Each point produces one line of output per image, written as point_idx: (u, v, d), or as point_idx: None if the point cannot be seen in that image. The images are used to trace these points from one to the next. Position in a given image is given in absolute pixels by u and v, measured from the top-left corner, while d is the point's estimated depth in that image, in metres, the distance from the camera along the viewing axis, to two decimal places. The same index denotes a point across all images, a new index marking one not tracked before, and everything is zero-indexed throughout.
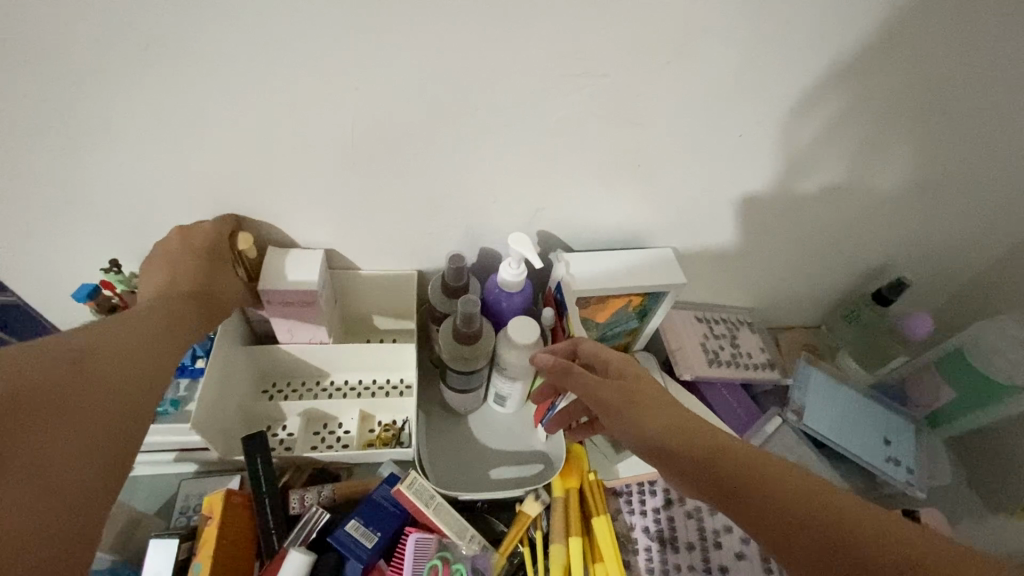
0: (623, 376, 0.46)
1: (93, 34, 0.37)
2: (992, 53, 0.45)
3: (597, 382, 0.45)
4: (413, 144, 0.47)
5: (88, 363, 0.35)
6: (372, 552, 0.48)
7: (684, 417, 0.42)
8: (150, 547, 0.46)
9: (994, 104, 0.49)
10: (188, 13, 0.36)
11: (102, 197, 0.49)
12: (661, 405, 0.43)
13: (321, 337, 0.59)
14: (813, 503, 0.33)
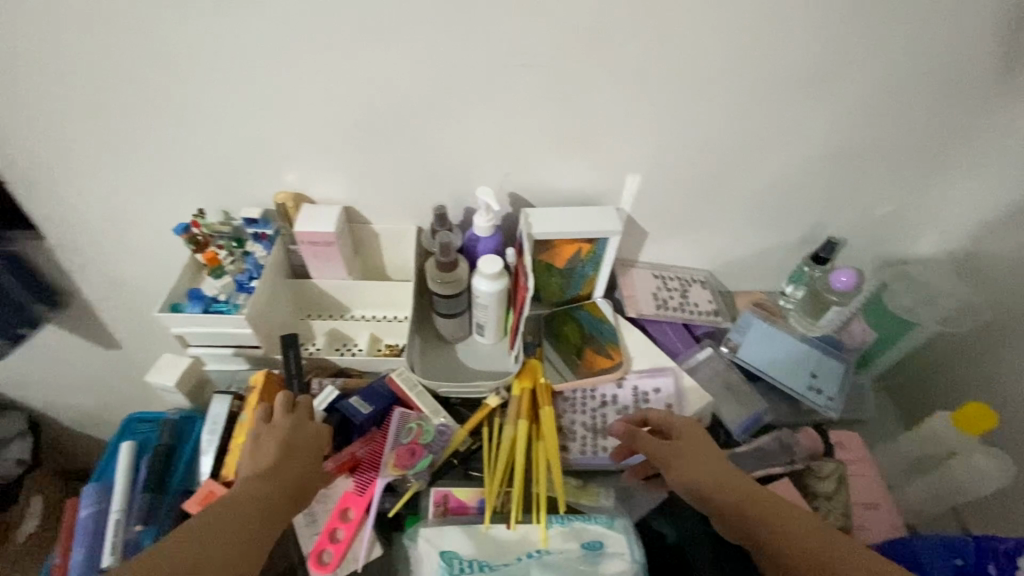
0: (708, 456, 0.56)
1: (212, 39, 0.58)
2: (839, 29, 0.59)
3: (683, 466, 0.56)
4: (408, 114, 0.66)
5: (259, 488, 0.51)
6: (366, 417, 0.65)
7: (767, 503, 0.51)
8: (213, 400, 0.64)
9: (859, 77, 0.63)
10: (272, 28, 0.58)
11: (195, 163, 0.70)
12: (743, 497, 0.52)
13: (341, 275, 0.77)
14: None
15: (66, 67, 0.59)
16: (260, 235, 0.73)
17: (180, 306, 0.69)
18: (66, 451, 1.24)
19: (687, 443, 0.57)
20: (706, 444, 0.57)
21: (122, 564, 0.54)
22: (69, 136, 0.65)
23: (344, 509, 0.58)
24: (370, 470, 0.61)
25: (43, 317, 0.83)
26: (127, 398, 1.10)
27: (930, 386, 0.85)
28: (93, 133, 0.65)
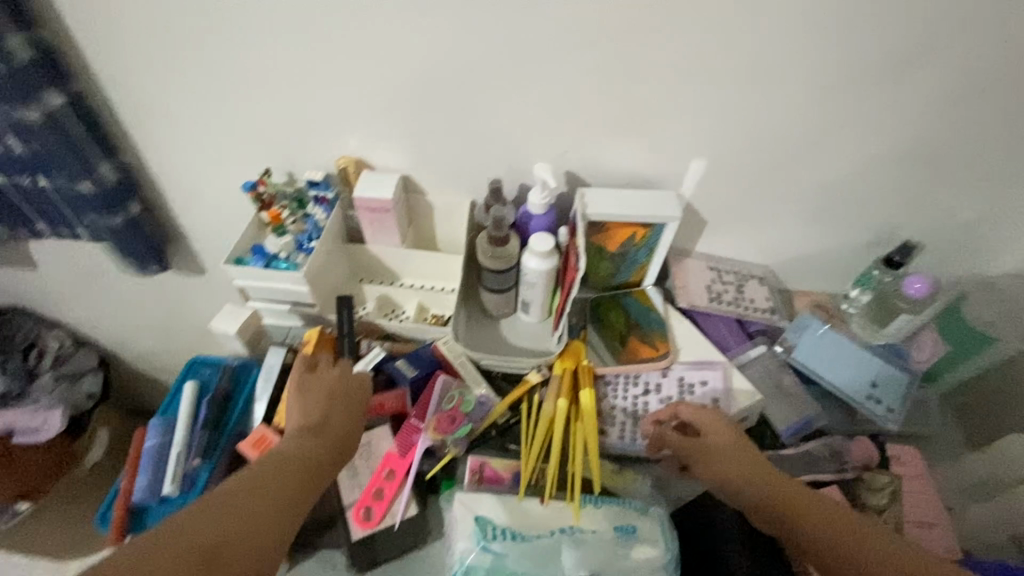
0: (751, 459, 0.54)
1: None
2: (941, 14, 0.55)
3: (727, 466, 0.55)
4: (471, 86, 0.66)
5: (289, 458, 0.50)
6: (411, 380, 0.67)
7: (819, 511, 0.50)
8: (269, 350, 0.67)
9: (957, 64, 0.58)
10: None
11: (262, 123, 0.72)
12: (791, 504, 0.51)
13: (394, 242, 0.79)
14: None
15: (156, 25, 0.63)
16: (321, 198, 0.76)
17: (244, 260, 0.72)
18: (131, 389, 1.34)
19: (716, 442, 0.57)
20: (734, 441, 0.56)
21: (181, 493, 0.59)
22: (150, 90, 0.69)
23: (387, 469, 0.61)
24: (411, 433, 0.63)
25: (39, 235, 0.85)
26: (188, 345, 1.17)
27: (996, 409, 0.80)
28: (177, 90, 0.69)
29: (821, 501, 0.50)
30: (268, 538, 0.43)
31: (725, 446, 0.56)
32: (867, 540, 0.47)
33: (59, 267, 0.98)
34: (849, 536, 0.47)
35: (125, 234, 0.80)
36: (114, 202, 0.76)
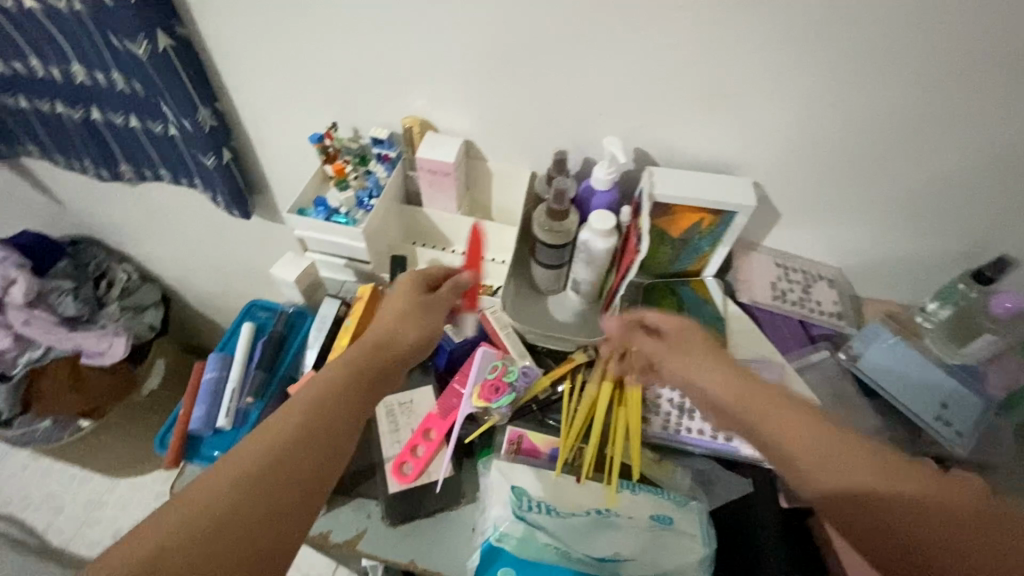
0: (734, 377, 0.55)
1: None
2: None
3: (715, 385, 0.56)
4: (546, 52, 0.63)
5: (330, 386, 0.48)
6: (456, 345, 0.67)
7: (808, 427, 0.50)
8: (324, 301, 0.69)
9: None
10: None
11: (331, 76, 0.73)
12: (780, 423, 0.51)
13: (451, 208, 0.79)
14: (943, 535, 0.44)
15: None
16: (383, 157, 0.75)
17: (306, 212, 0.73)
18: (192, 327, 1.42)
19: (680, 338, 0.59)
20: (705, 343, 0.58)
21: (233, 427, 0.62)
22: (229, 37, 0.71)
23: (427, 430, 0.61)
24: (453, 397, 0.63)
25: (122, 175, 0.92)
26: (244, 290, 1.22)
27: None
28: (254, 38, 0.70)
29: (804, 414, 0.51)
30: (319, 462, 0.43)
31: (706, 363, 0.57)
32: (856, 451, 0.48)
33: (135, 204, 1.04)
34: (837, 449, 0.49)
35: (216, 177, 0.83)
36: (209, 146, 0.79)
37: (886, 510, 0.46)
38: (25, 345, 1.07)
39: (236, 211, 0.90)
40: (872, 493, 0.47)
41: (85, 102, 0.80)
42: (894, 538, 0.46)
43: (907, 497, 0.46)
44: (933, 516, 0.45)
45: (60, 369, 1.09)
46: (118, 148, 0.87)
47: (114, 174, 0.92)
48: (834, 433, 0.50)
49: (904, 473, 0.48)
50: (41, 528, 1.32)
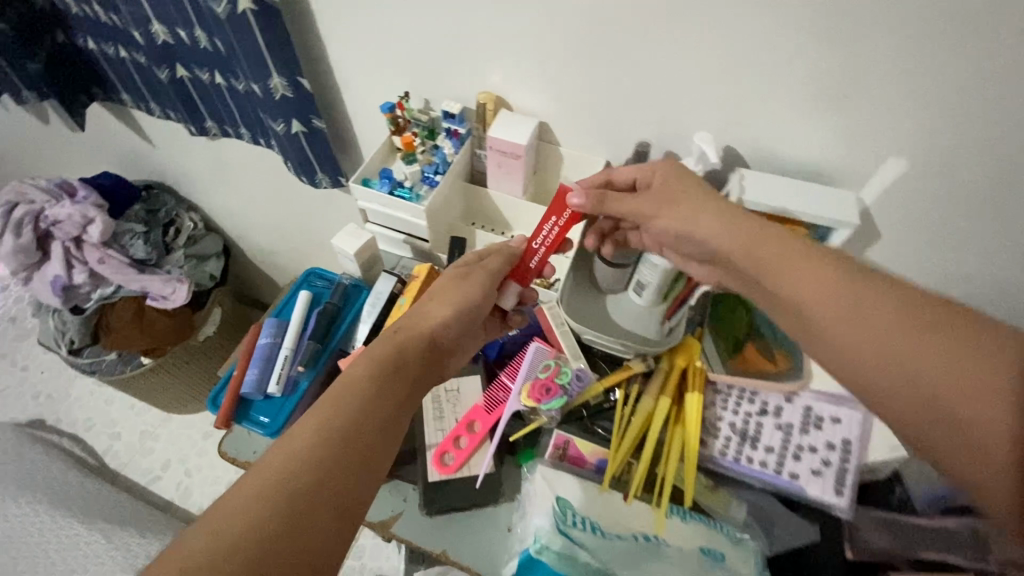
0: (745, 217, 0.52)
1: None
2: None
3: (707, 230, 0.53)
4: (643, 36, 0.58)
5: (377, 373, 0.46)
6: (511, 337, 0.65)
7: (818, 263, 0.47)
8: (380, 277, 0.68)
9: None
10: None
11: (409, 44, 0.70)
12: (784, 260, 0.49)
13: (516, 192, 0.75)
14: (934, 378, 0.40)
15: None
16: (453, 132, 0.73)
17: (370, 182, 0.71)
18: (251, 280, 1.46)
19: (659, 175, 0.56)
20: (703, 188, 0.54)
21: (282, 395, 0.62)
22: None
23: (471, 422, 0.60)
24: (502, 392, 0.61)
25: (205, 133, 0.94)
26: (301, 249, 1.24)
27: None
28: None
29: (835, 261, 0.47)
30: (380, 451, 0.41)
31: (709, 203, 0.53)
32: (873, 289, 0.44)
33: (207, 156, 1.06)
34: (847, 283, 0.45)
35: (285, 142, 0.82)
36: (280, 113, 0.77)
37: (883, 341, 0.42)
38: (98, 282, 1.13)
39: (303, 177, 0.89)
40: (878, 343, 0.42)
41: (170, 59, 0.82)
42: (881, 371, 0.42)
43: (918, 331, 0.41)
44: (938, 350, 0.40)
45: (127, 307, 1.14)
46: (202, 103, 0.88)
47: (200, 130, 0.94)
48: (856, 270, 0.46)
49: (925, 310, 0.42)
50: (101, 450, 1.43)
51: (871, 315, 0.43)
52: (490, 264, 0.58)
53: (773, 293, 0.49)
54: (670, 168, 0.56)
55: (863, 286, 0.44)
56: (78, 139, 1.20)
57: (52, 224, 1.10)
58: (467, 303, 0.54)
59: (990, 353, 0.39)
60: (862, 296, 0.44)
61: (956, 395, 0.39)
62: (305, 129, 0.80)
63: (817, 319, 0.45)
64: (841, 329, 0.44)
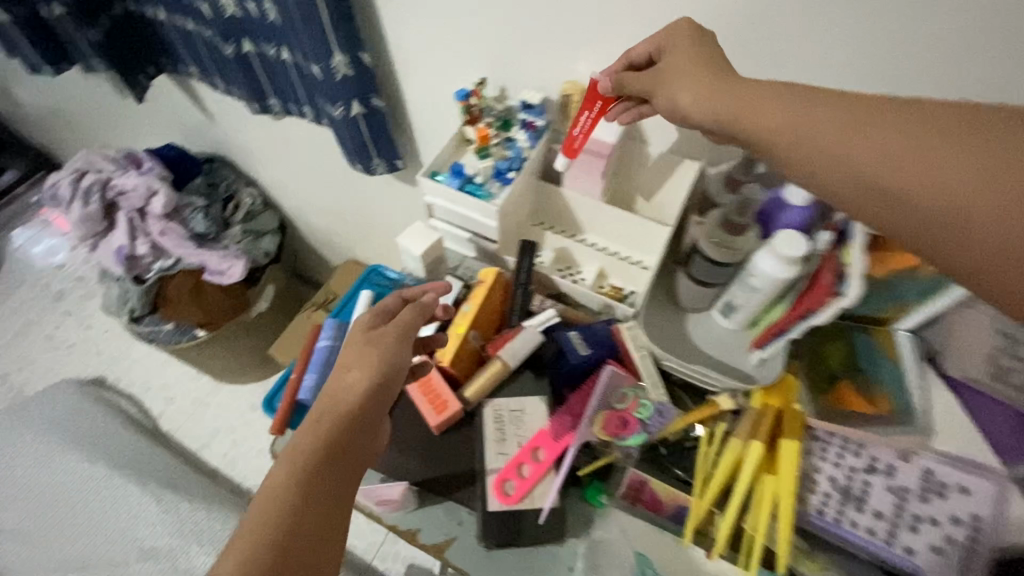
0: (723, 75, 0.45)
1: None
2: None
3: (687, 96, 0.47)
4: (770, 23, 0.50)
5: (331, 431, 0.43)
6: (580, 360, 0.58)
7: (802, 93, 0.40)
8: (447, 280, 0.65)
9: None
10: None
11: (488, 23, 0.63)
12: (760, 104, 0.41)
13: (594, 193, 0.68)
14: (932, 181, 0.33)
15: None
16: (528, 124, 0.67)
17: (439, 175, 0.66)
18: (302, 257, 1.46)
19: (678, 47, 0.49)
20: (692, 50, 0.48)
21: None
22: None
23: (535, 448, 0.54)
24: (570, 418, 0.56)
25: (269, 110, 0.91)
26: (355, 231, 1.22)
27: None
28: None
29: (830, 94, 0.39)
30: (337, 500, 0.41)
31: (695, 71, 0.47)
32: (867, 115, 0.37)
33: (268, 132, 1.03)
34: (828, 102, 0.39)
35: (342, 127, 0.79)
36: (338, 96, 0.73)
37: (831, 139, 0.37)
38: (160, 254, 1.13)
39: (358, 163, 0.85)
40: (905, 155, 0.35)
41: (238, 33, 0.78)
42: (902, 202, 0.35)
43: (928, 133, 0.34)
44: (858, 134, 0.36)
45: (185, 278, 1.14)
46: (268, 80, 0.84)
47: (263, 107, 0.91)
48: (854, 100, 0.38)
49: (938, 117, 0.35)
50: (155, 412, 1.47)
51: (832, 150, 0.37)
52: (403, 317, 0.52)
53: (765, 151, 0.41)
54: (687, 27, 0.49)
55: (828, 120, 0.38)
56: (146, 109, 1.21)
57: (118, 194, 1.11)
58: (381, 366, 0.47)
59: (998, 133, 0.33)
60: (801, 125, 0.39)
61: (966, 195, 0.32)
62: (364, 111, 0.76)
63: (821, 167, 0.38)
64: (856, 174, 0.36)
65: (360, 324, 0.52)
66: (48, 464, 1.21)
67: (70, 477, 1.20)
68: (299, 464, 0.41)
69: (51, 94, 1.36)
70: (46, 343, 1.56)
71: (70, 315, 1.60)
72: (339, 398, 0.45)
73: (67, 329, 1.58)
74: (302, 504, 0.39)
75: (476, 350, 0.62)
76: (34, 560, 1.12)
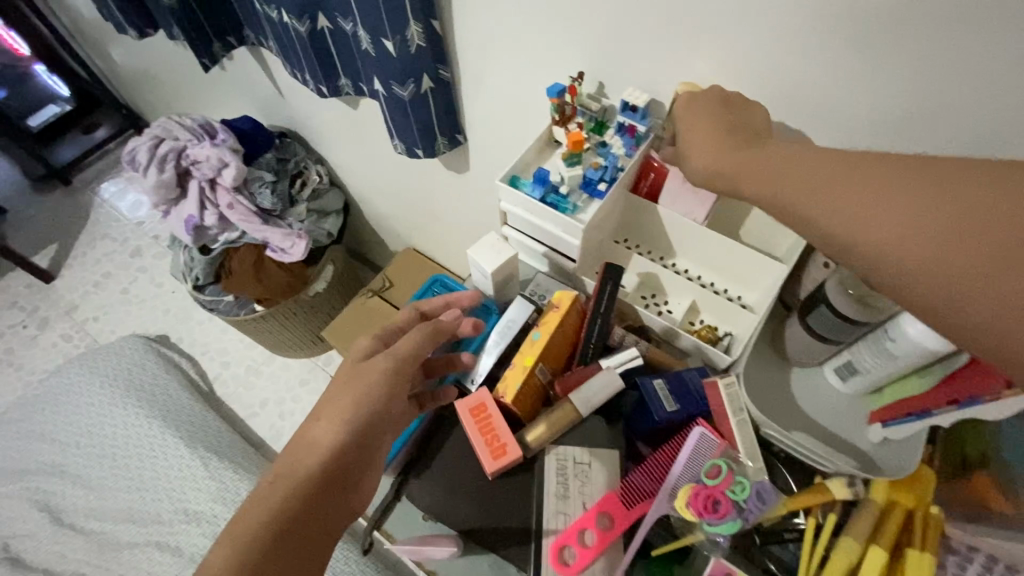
0: (729, 136, 0.43)
1: None
2: None
3: (698, 158, 0.43)
4: (967, 35, 0.38)
5: (306, 475, 0.43)
6: (666, 415, 0.49)
7: (793, 161, 0.38)
8: (514, 301, 0.59)
9: None
10: None
11: (592, 11, 0.54)
12: (766, 166, 0.39)
13: (695, 216, 0.58)
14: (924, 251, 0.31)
15: None
16: (627, 128, 0.57)
17: (519, 182, 0.58)
18: (362, 237, 1.43)
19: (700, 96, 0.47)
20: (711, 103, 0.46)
21: None
22: None
23: (602, 513, 0.47)
24: (648, 482, 0.48)
25: (340, 89, 0.87)
26: (418, 220, 1.18)
27: None
28: None
29: (824, 160, 0.37)
30: (317, 541, 0.42)
31: (709, 133, 0.44)
32: (862, 178, 0.34)
33: (339, 111, 0.99)
34: (816, 166, 0.36)
35: (410, 108, 0.73)
36: (408, 73, 0.68)
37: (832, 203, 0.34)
38: (226, 226, 1.13)
39: (420, 148, 0.80)
40: (922, 230, 0.31)
41: (318, 8, 0.74)
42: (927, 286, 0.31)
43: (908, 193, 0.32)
44: (866, 203, 0.33)
45: (248, 255, 1.13)
46: (339, 58, 0.80)
47: (333, 89, 0.86)
48: (846, 161, 0.36)
49: (937, 180, 0.32)
50: (212, 375, 1.51)
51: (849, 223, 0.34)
52: (402, 349, 0.51)
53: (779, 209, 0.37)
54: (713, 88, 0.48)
55: (829, 185, 0.35)
56: (226, 77, 1.20)
57: (191, 163, 1.11)
58: (359, 416, 0.46)
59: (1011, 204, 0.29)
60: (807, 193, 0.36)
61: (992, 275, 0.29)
62: (434, 86, 0.72)
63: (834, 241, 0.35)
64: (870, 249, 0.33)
65: (357, 353, 0.52)
66: (109, 415, 1.27)
67: (126, 431, 1.24)
68: (274, 509, 0.41)
69: (142, 55, 1.38)
70: (120, 295, 1.63)
71: (143, 271, 1.67)
72: (312, 449, 0.45)
73: (140, 285, 1.64)
74: (263, 564, 0.38)
75: (542, 387, 0.55)
76: (89, 506, 1.17)
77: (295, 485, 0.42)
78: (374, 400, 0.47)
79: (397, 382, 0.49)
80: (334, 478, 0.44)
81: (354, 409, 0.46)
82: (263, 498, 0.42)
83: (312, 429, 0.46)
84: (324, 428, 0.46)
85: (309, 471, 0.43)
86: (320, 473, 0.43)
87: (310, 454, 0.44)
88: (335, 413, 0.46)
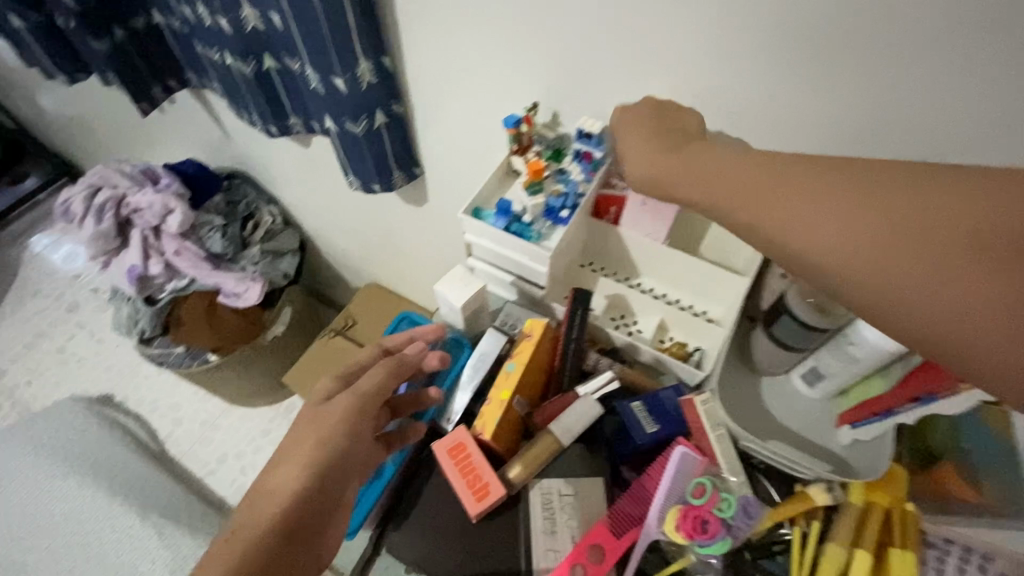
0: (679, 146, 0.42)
1: None
2: None
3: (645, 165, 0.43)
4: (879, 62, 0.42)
5: (266, 525, 0.40)
6: (647, 438, 0.49)
7: (745, 164, 0.37)
8: (485, 333, 0.57)
9: None
10: None
11: (538, 48, 0.56)
12: (714, 170, 0.38)
13: (657, 236, 0.59)
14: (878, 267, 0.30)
15: None
16: (583, 154, 0.58)
17: (483, 213, 0.58)
18: (320, 276, 1.40)
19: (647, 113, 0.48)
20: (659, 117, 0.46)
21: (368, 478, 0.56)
22: None
23: (594, 546, 0.46)
24: (635, 508, 0.47)
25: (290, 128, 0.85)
26: (377, 256, 1.16)
27: None
28: None
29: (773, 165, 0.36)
30: None
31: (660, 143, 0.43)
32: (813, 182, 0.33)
33: (289, 152, 0.98)
34: (763, 167, 0.36)
35: (365, 144, 0.72)
36: (359, 109, 0.68)
37: (790, 208, 0.33)
38: (173, 274, 1.07)
39: (376, 183, 0.79)
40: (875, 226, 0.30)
41: (263, 50, 0.72)
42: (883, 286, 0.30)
43: (869, 201, 0.31)
44: (817, 198, 0.33)
45: (200, 302, 1.07)
46: (288, 98, 0.79)
47: (282, 128, 0.84)
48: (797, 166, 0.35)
49: (889, 184, 0.31)
50: (162, 434, 1.40)
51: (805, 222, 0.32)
52: (364, 387, 0.49)
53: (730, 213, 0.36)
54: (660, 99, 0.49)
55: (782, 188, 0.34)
56: (167, 121, 1.16)
57: (133, 210, 1.06)
58: (322, 456, 0.44)
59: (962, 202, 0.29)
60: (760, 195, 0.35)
61: (945, 272, 0.28)
62: (387, 121, 0.71)
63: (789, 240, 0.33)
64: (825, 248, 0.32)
65: (318, 394, 0.49)
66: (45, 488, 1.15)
67: (64, 505, 1.12)
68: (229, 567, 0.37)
69: (74, 102, 1.32)
70: (55, 355, 1.51)
71: (81, 327, 1.56)
72: (271, 500, 0.42)
73: (77, 342, 1.53)
74: None
75: (520, 419, 0.53)
76: None
77: (254, 538, 0.39)
78: (337, 437, 0.45)
79: (361, 421, 0.48)
80: (297, 525, 0.41)
81: (316, 450, 0.44)
82: (217, 558, 0.38)
83: (271, 478, 0.43)
84: (285, 474, 0.43)
85: (268, 522, 0.40)
86: (280, 521, 0.40)
87: (270, 502, 0.41)
88: (296, 457, 0.44)
